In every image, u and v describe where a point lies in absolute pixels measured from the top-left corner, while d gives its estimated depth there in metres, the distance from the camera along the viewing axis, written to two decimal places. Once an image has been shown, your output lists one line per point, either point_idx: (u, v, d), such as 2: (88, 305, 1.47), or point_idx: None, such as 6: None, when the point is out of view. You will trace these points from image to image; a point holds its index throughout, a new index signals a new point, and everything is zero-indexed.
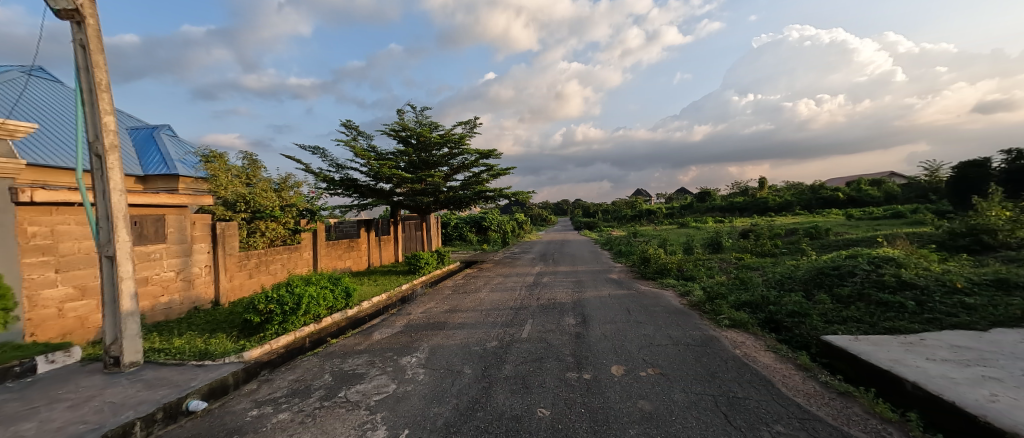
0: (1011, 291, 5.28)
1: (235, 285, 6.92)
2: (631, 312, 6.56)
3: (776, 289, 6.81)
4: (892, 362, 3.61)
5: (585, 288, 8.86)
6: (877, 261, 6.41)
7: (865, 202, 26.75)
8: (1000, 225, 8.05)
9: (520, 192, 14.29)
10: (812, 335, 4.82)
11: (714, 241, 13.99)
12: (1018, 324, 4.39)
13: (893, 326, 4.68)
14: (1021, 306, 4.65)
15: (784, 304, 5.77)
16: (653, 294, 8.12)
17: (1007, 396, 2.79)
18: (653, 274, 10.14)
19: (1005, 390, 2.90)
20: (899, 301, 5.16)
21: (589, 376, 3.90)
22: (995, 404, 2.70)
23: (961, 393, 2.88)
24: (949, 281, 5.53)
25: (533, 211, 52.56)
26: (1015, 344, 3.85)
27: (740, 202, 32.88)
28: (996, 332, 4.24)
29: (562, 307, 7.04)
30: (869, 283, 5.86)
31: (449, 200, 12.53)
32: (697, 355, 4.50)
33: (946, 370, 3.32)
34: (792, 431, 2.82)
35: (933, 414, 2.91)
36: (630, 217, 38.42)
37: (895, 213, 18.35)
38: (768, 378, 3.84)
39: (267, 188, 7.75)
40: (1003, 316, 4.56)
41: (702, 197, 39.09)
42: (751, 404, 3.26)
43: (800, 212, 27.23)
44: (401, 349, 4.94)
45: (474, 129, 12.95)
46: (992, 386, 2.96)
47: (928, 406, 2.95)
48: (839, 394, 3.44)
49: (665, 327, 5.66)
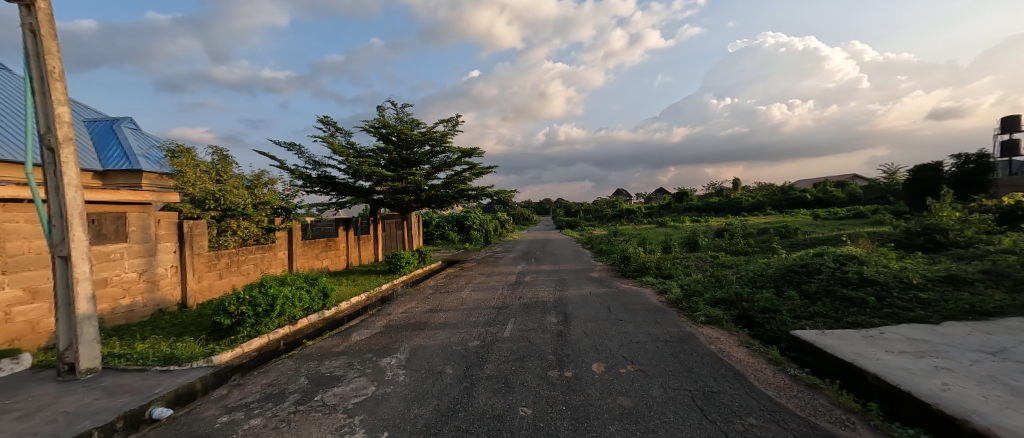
0: (961, 287, 5.60)
1: (204, 286, 6.63)
2: (611, 310, 6.62)
3: (749, 286, 7.00)
4: (856, 355, 3.75)
5: (568, 286, 8.92)
6: (842, 259, 6.66)
7: (830, 202, 27.92)
8: (951, 225, 8.50)
9: (503, 191, 14.19)
10: (782, 330, 4.98)
11: (691, 240, 14.29)
12: (966, 319, 4.66)
13: (856, 321, 4.87)
14: (968, 301, 4.96)
15: (756, 301, 5.95)
16: (634, 292, 8.24)
17: (957, 385, 2.93)
18: (633, 273, 10.26)
19: (955, 380, 3.04)
20: (862, 297, 5.38)
21: (570, 374, 3.90)
22: (948, 393, 2.83)
23: (917, 384, 2.99)
24: (906, 278, 5.80)
25: (517, 210, 52.66)
26: (966, 336, 4.07)
27: (716, 202, 33.75)
28: (948, 325, 4.49)
29: (544, 306, 7.02)
30: (835, 280, 6.08)
31: (431, 199, 12.39)
32: (675, 352, 4.55)
33: (903, 362, 3.47)
34: (764, 423, 2.89)
35: (893, 404, 3.00)
36: (611, 216, 39.03)
37: (857, 213, 19.24)
38: (742, 372, 3.94)
39: (238, 185, 7.46)
40: (955, 311, 4.82)
41: (680, 197, 39.90)
42: (725, 398, 3.33)
43: (771, 212, 28.21)
44: (381, 351, 4.82)
45: (457, 127, 12.76)
46: (945, 376, 3.11)
47: (889, 396, 3.06)
48: (807, 387, 3.55)
49: (644, 324, 5.73)
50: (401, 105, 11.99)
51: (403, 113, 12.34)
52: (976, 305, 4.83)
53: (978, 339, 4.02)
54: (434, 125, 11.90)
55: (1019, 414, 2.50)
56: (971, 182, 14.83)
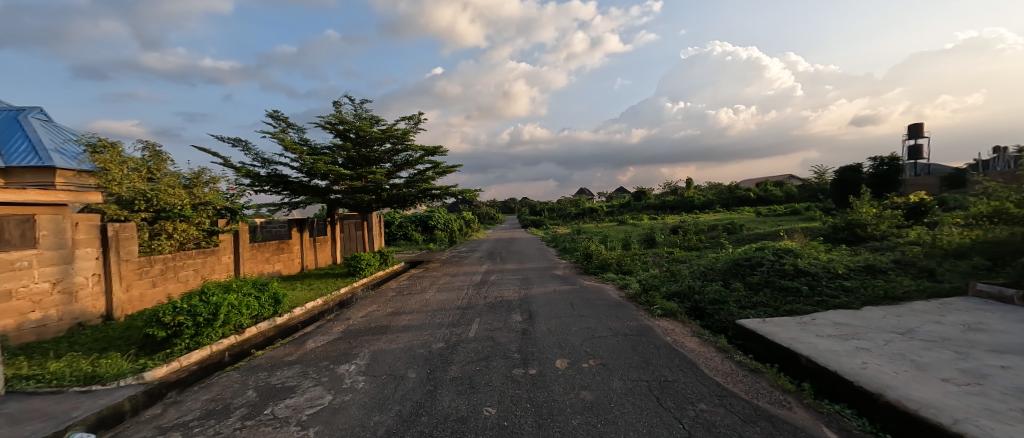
0: (877, 275, 6.21)
1: (133, 296, 6.02)
2: (574, 307, 6.70)
3: (700, 279, 7.34)
4: (792, 340, 4.17)
5: (532, 285, 8.93)
6: (780, 252, 7.14)
7: (770, 200, 30.07)
8: (869, 220, 9.37)
9: (467, 191, 14.00)
10: (729, 320, 5.27)
11: (648, 237, 14.81)
12: (882, 304, 5.20)
13: (792, 309, 5.24)
14: (881, 287, 5.59)
15: (707, 293, 6.24)
16: (595, 288, 8.42)
17: (873, 364, 3.46)
18: (595, 270, 10.45)
19: (872, 358, 3.58)
20: (796, 286, 5.82)
21: (535, 371, 3.88)
22: (867, 371, 3.34)
23: (843, 364, 3.48)
24: (833, 268, 6.33)
25: (482, 209, 52.36)
26: (882, 319, 4.61)
27: (671, 200, 35.31)
28: (866, 310, 5.00)
29: (509, 305, 6.99)
30: (774, 272, 6.50)
31: (393, 198, 12.02)
32: (634, 344, 4.67)
33: (830, 344, 3.96)
34: (713, 408, 3.12)
35: (823, 383, 3.46)
36: (574, 215, 39.76)
37: (792, 210, 20.84)
38: (694, 361, 4.11)
39: (174, 184, 6.84)
40: (871, 297, 5.38)
41: (638, 196, 41.38)
42: (679, 387, 3.46)
43: (720, 209, 29.93)
44: (339, 357, 4.58)
45: (419, 125, 12.44)
46: (863, 357, 3.61)
47: (820, 377, 3.50)
48: (750, 371, 3.84)
49: (605, 319, 5.85)
50: (359, 101, 11.52)
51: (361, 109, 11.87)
52: (889, 291, 5.46)
53: (894, 324, 4.52)
54: (395, 123, 11.54)
55: (922, 386, 3.03)
56: (886, 183, 16.35)
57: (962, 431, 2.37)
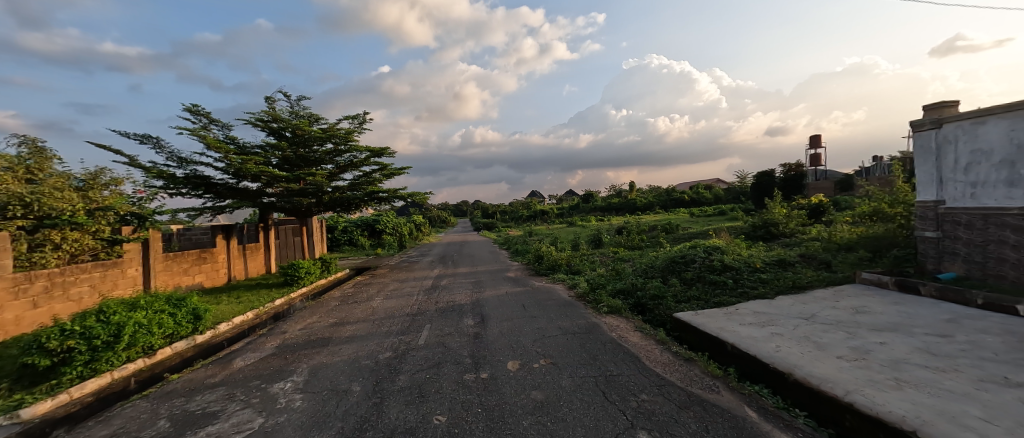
0: (787, 268, 6.94)
1: (9, 320, 5.06)
2: (526, 308, 6.72)
3: (642, 276, 7.70)
4: (719, 329, 4.60)
5: (484, 287, 8.83)
6: (710, 249, 7.70)
7: (702, 202, 32.55)
8: (779, 219, 10.47)
9: (417, 192, 13.53)
10: (667, 314, 5.58)
11: (596, 237, 15.33)
12: (791, 293, 5.83)
13: (720, 301, 5.69)
14: (788, 278, 6.31)
15: (648, 289, 6.56)
16: (546, 288, 8.53)
17: (784, 347, 3.97)
18: (545, 270, 10.58)
19: (784, 343, 4.08)
20: (722, 280, 6.33)
21: (486, 375, 3.79)
22: (779, 353, 3.84)
23: (760, 348, 3.95)
24: (753, 262, 6.98)
25: (433, 212, 51.27)
26: (790, 307, 5.21)
27: (616, 202, 36.94)
28: (779, 298, 5.61)
29: (460, 309, 6.85)
30: (705, 267, 6.98)
31: (335, 202, 11.33)
32: (582, 342, 4.76)
33: (750, 331, 4.46)
34: (653, 397, 3.26)
35: (745, 367, 3.89)
36: (525, 217, 40.22)
37: (720, 211, 22.67)
38: (636, 354, 4.29)
39: (62, 186, 5.96)
40: (783, 287, 6.01)
41: (586, 198, 42.81)
42: (623, 380, 3.60)
43: (659, 210, 31.85)
44: (272, 375, 4.18)
45: (364, 125, 11.86)
46: (775, 342, 4.11)
47: (742, 361, 3.93)
48: (685, 360, 4.13)
49: (555, 319, 5.92)
50: (296, 98, 10.77)
51: (299, 107, 11.11)
52: (795, 281, 6.14)
53: (801, 311, 5.07)
54: (337, 122, 10.91)
55: (822, 364, 3.55)
56: (793, 187, 18.24)
57: (854, 401, 2.85)
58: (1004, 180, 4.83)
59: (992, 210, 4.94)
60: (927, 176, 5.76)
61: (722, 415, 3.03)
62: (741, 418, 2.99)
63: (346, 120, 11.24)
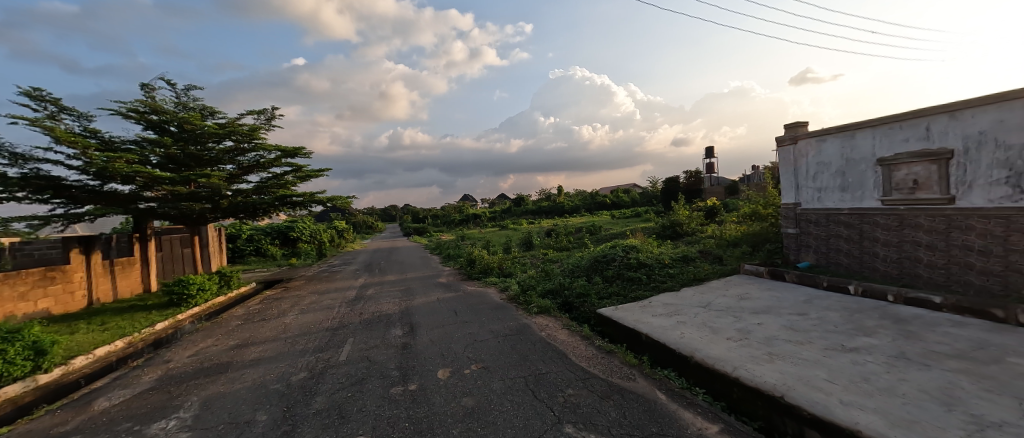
0: (690, 263, 7.84)
1: None
2: (458, 313, 6.71)
3: (569, 276, 8.14)
4: (635, 321, 5.06)
5: (414, 295, 8.60)
6: (628, 248, 8.41)
7: (622, 205, 35.13)
8: (683, 220, 11.81)
9: (337, 197, 12.74)
10: (591, 310, 5.99)
11: (526, 240, 15.78)
12: (693, 285, 6.61)
13: (637, 296, 6.26)
14: (691, 271, 7.15)
15: (574, 288, 6.97)
16: (478, 292, 8.58)
17: (688, 333, 4.49)
18: (478, 275, 10.59)
19: (688, 330, 4.61)
20: (639, 276, 6.97)
21: (414, 387, 3.73)
22: (684, 338, 4.35)
23: (668, 336, 4.44)
24: (663, 259, 7.77)
25: (358, 217, 48.46)
26: (693, 298, 5.90)
27: (545, 205, 38.29)
28: (684, 290, 6.34)
29: (389, 319, 6.61)
30: (624, 265, 7.62)
31: (236, 207, 10.13)
32: (513, 343, 4.90)
33: (660, 321, 4.98)
34: (578, 391, 3.50)
35: (656, 354, 4.34)
36: (457, 221, 39.85)
37: (636, 213, 24.70)
38: (563, 351, 4.55)
39: None
40: (686, 280, 6.80)
41: (517, 202, 43.68)
42: (551, 377, 3.80)
43: (585, 214, 33.72)
44: (152, 414, 3.63)
45: (272, 121, 10.86)
46: (682, 329, 4.63)
47: (654, 349, 4.39)
48: (606, 353, 4.48)
49: (487, 323, 5.99)
50: (185, 87, 9.49)
51: (188, 98, 9.79)
52: (696, 275, 6.96)
53: (699, 300, 5.78)
54: (238, 117, 9.83)
55: (715, 345, 4.10)
56: (693, 192, 20.54)
57: (739, 376, 3.36)
58: (839, 186, 6.01)
59: (831, 210, 6.13)
60: (788, 182, 6.93)
61: (637, 400, 3.36)
62: (652, 401, 3.35)
63: (251, 116, 10.20)
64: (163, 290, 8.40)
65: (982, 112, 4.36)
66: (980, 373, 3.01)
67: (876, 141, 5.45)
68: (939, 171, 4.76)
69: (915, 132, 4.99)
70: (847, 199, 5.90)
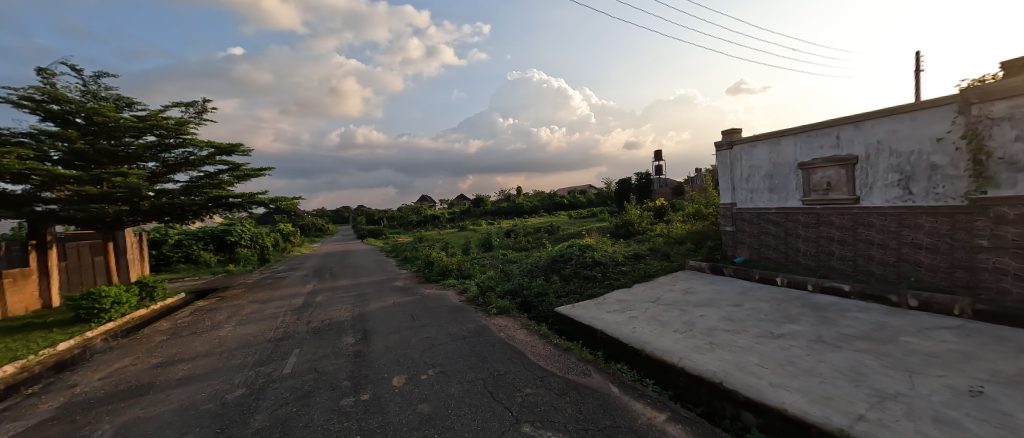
0: (641, 260, 8.22)
1: None
2: (415, 317, 6.58)
3: (528, 276, 8.25)
4: (591, 318, 5.24)
5: (368, 300, 8.31)
6: (584, 247, 8.67)
7: (578, 205, 36.06)
8: (635, 219, 12.36)
9: (281, 198, 11.99)
10: (549, 309, 6.12)
11: (485, 241, 15.75)
12: (644, 281, 6.96)
13: (593, 293, 6.49)
14: (643, 268, 7.52)
15: (533, 288, 7.09)
16: (436, 295, 8.45)
17: (639, 327, 4.72)
18: (436, 277, 10.43)
19: (640, 324, 4.85)
20: (594, 274, 7.23)
21: (367, 397, 3.62)
22: (635, 333, 4.57)
23: (621, 331, 4.64)
24: (616, 257, 8.09)
25: (307, 219, 45.87)
26: (644, 293, 6.21)
27: (504, 206, 38.41)
28: (636, 286, 6.66)
29: (340, 326, 6.34)
30: (581, 263, 7.86)
31: (161, 210, 9.17)
32: (472, 346, 4.89)
33: (613, 317, 5.19)
34: (537, 390, 3.58)
35: (610, 349, 4.53)
36: (414, 223, 38.95)
37: (592, 213, 25.46)
38: (522, 351, 4.62)
39: None
40: (638, 276, 7.14)
41: (476, 203, 43.45)
42: (509, 378, 3.85)
43: (543, 214, 34.24)
44: None
45: (204, 114, 10.07)
46: (634, 324, 4.86)
47: (608, 345, 4.57)
48: (563, 350, 4.60)
49: (445, 326, 5.93)
50: (94, 75, 8.49)
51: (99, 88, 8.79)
52: (647, 271, 7.32)
53: (649, 295, 6.09)
54: (162, 109, 8.99)
55: (663, 338, 4.35)
56: (644, 192, 21.51)
57: (684, 365, 3.60)
58: (767, 187, 6.59)
59: (761, 209, 6.71)
60: (725, 183, 7.48)
61: (592, 395, 3.49)
62: (606, 395, 3.49)
63: (177, 108, 9.37)
64: (65, 304, 7.40)
65: (879, 123, 4.99)
66: (881, 352, 3.44)
67: (797, 147, 6.05)
68: (847, 175, 5.38)
69: (827, 140, 5.62)
70: (775, 199, 6.48)
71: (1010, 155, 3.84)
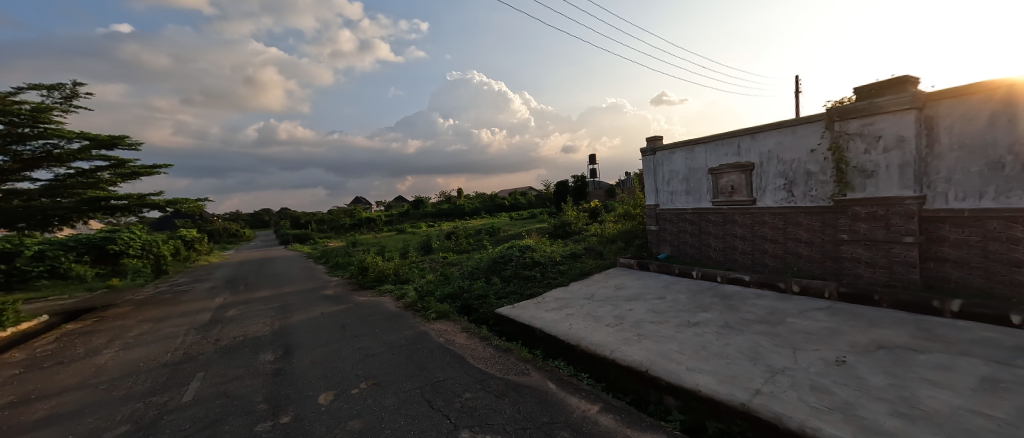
0: (576, 259, 8.60)
1: None
2: (347, 327, 6.26)
3: (468, 278, 8.23)
4: (531, 317, 5.38)
5: (292, 312, 7.72)
6: (523, 248, 8.85)
7: (519, 206, 36.59)
8: (572, 220, 12.88)
9: (181, 200, 10.70)
10: (490, 311, 6.17)
11: (424, 243, 15.40)
12: (581, 279, 7.29)
13: (533, 293, 6.67)
14: (579, 267, 7.90)
15: (473, 290, 7.09)
16: (371, 302, 8.10)
17: (575, 324, 4.95)
18: (371, 283, 9.98)
19: (576, 321, 5.08)
20: (533, 274, 7.43)
21: (289, 419, 3.39)
22: (571, 329, 4.78)
23: (558, 328, 4.83)
24: (554, 257, 8.39)
25: (219, 224, 41.19)
26: (581, 291, 6.52)
27: (444, 207, 37.77)
28: (573, 284, 6.96)
29: (258, 342, 5.82)
30: (521, 264, 8.03)
31: (16, 215, 7.69)
32: (409, 353, 4.78)
33: (551, 315, 5.37)
34: (476, 393, 3.61)
35: (548, 347, 4.70)
36: (348, 226, 36.81)
37: (532, 214, 26.03)
38: (462, 355, 4.62)
39: None
40: (575, 275, 7.46)
41: (415, 204, 42.18)
42: (448, 383, 3.83)
43: (484, 216, 34.23)
44: None
45: (75, 100, 8.70)
46: (571, 321, 5.08)
47: (547, 343, 4.73)
48: (503, 351, 4.67)
49: (381, 334, 5.72)
50: None
51: None
52: (583, 270, 7.68)
53: (585, 293, 6.40)
54: (14, 92, 7.59)
55: (597, 332, 4.60)
56: (579, 195, 22.43)
57: (615, 357, 3.86)
58: (684, 190, 7.27)
59: (679, 210, 7.37)
60: (649, 186, 8.10)
61: (531, 393, 3.59)
62: (544, 392, 3.62)
63: (35, 91, 7.97)
64: None
65: (769, 135, 5.77)
66: (774, 332, 3.97)
67: (707, 155, 6.76)
68: (746, 179, 6.12)
69: (731, 149, 6.36)
70: (690, 201, 7.16)
71: (861, 164, 4.72)
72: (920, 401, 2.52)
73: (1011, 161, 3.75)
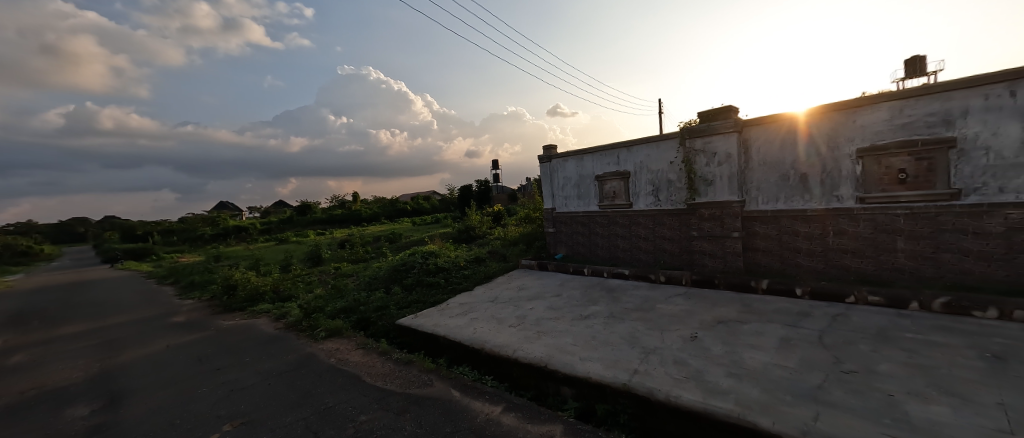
0: (478, 263, 8.74)
1: None
2: (207, 360, 5.39)
3: (365, 290, 7.76)
4: (434, 325, 5.33)
5: (123, 349, 6.31)
6: (426, 255, 8.69)
7: (422, 211, 35.55)
8: (475, 225, 13.03)
9: None
10: (390, 323, 5.92)
11: (313, 254, 14.01)
12: (484, 283, 7.44)
13: (437, 300, 6.60)
14: (482, 270, 8.05)
15: (371, 303, 6.73)
16: (244, 326, 7.11)
17: (479, 328, 5.06)
18: (243, 304, 8.70)
19: (480, 325, 5.19)
20: (437, 281, 7.35)
21: None
22: (475, 333, 4.88)
23: (462, 333, 4.89)
24: (458, 262, 8.40)
25: (15, 241, 31.48)
26: (483, 295, 6.66)
27: (337, 213, 34.78)
28: (476, 289, 7.07)
29: (71, 394, 4.64)
30: (424, 271, 7.87)
31: None
32: (292, 381, 4.35)
33: (454, 322, 5.40)
34: (372, 415, 3.47)
35: (452, 354, 4.72)
36: (214, 236, 31.41)
37: (436, 219, 25.53)
38: (358, 374, 4.37)
39: None
40: (479, 278, 7.59)
41: (302, 210, 37.99)
42: (340, 408, 3.61)
43: (384, 222, 32.45)
44: None
45: None
46: (476, 325, 5.17)
47: (451, 351, 4.75)
48: (405, 365, 4.55)
49: (257, 362, 5.09)
50: None
51: None
52: (488, 274, 7.84)
53: (488, 296, 6.57)
54: None
55: (499, 334, 4.78)
56: (482, 199, 22.65)
57: (516, 356, 4.06)
58: (576, 195, 7.96)
59: (572, 213, 8.04)
60: (546, 191, 8.66)
61: (433, 405, 3.58)
62: (447, 401, 3.64)
63: None
64: None
65: (640, 148, 6.67)
66: (647, 318, 4.61)
67: (595, 163, 7.53)
68: (624, 186, 6.98)
69: (613, 158, 7.18)
70: (581, 205, 7.87)
71: (704, 175, 5.73)
72: (745, 362, 3.21)
73: (794, 175, 5.03)
